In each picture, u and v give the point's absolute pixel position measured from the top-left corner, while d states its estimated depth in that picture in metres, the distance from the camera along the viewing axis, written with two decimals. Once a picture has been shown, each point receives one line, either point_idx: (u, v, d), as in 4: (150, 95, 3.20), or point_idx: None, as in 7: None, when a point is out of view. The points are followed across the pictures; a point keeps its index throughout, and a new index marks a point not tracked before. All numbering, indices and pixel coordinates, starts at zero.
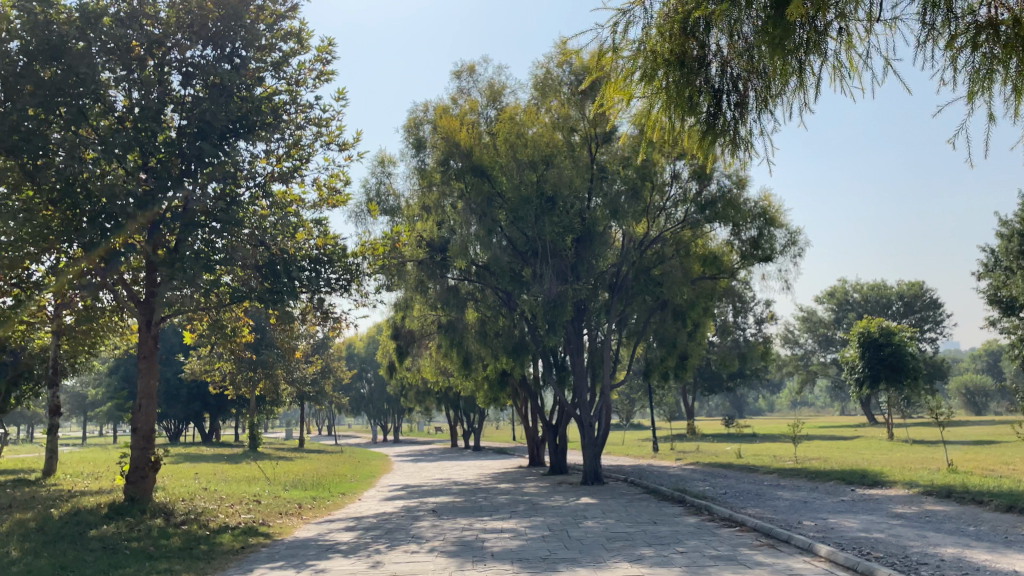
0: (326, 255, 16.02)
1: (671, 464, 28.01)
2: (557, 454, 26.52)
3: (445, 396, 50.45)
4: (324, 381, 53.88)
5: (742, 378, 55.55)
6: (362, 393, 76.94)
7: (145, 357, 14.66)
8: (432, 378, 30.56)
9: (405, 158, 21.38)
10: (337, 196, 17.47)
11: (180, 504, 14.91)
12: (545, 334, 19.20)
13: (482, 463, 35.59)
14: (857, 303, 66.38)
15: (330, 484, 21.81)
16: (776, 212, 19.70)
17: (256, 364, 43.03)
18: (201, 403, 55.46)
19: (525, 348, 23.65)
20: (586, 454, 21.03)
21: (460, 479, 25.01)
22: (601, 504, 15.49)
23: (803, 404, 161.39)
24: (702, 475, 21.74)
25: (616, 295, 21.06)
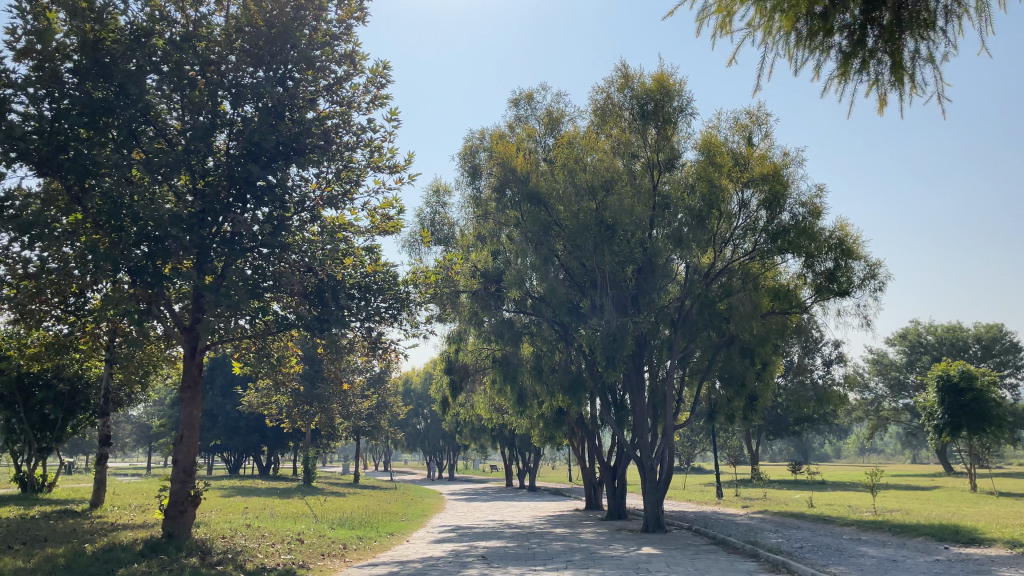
0: (376, 284, 15.46)
1: (737, 512, 26.42)
2: (615, 498, 25.28)
3: (500, 434, 49.42)
4: (378, 416, 53.47)
5: (810, 422, 53.05)
6: (417, 429, 76.39)
7: (188, 387, 14.22)
8: (486, 414, 29.68)
9: (460, 186, 20.83)
10: (390, 223, 16.93)
11: (220, 541, 14.27)
12: (604, 369, 18.18)
13: (537, 505, 34.38)
14: (932, 346, 63.23)
15: (377, 523, 21.01)
16: (853, 243, 18.33)
17: (311, 398, 42.83)
18: (257, 436, 55.60)
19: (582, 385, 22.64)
20: (647, 499, 19.75)
21: (512, 522, 23.95)
22: (665, 555, 14.35)
23: (872, 450, 154.75)
24: (773, 526, 20.23)
25: (679, 330, 20.00)
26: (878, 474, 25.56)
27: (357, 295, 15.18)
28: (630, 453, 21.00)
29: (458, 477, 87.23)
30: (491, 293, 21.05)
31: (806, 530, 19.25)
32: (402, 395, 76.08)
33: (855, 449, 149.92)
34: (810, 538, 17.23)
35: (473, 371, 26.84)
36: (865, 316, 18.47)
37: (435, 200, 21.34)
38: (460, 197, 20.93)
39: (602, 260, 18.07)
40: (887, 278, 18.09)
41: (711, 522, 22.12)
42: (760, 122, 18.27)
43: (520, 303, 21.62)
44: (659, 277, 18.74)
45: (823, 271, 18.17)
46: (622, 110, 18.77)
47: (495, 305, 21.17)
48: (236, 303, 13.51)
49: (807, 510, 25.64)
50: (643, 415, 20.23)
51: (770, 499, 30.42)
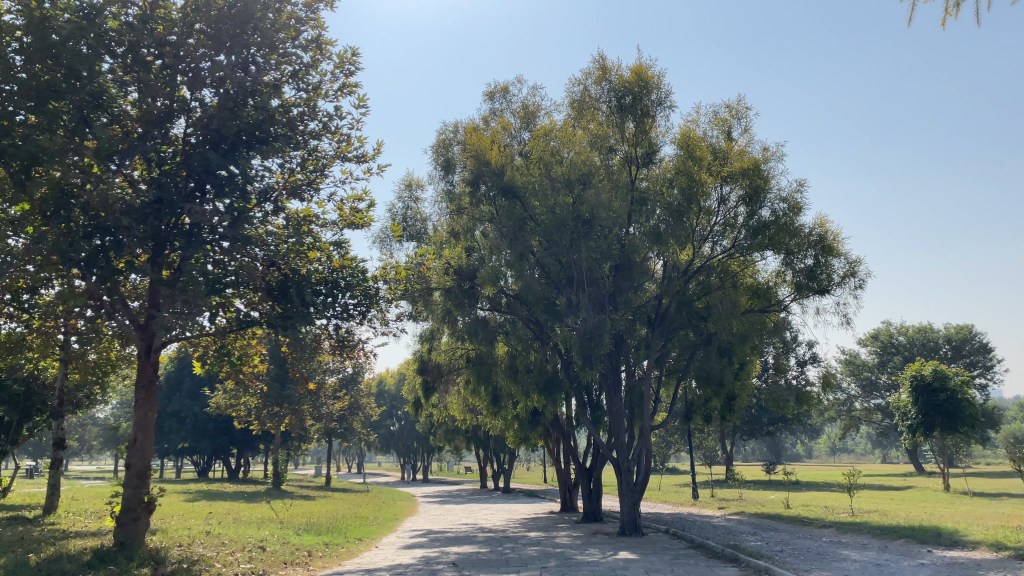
0: (344, 279, 14.77)
1: (714, 514, 26.05)
2: (591, 500, 24.79)
3: (474, 436, 48.78)
4: (350, 418, 52.60)
5: (784, 422, 53.03)
6: (391, 430, 75.50)
7: (142, 387, 13.51)
8: (459, 415, 29.10)
9: (433, 181, 20.22)
10: (358, 216, 16.29)
11: (176, 549, 13.59)
12: (580, 369, 17.69)
13: (511, 508, 33.85)
14: (901, 346, 63.11)
15: (345, 528, 20.34)
16: (834, 239, 17.91)
17: (280, 400, 41.92)
18: (226, 439, 54.48)
19: (557, 385, 22.20)
20: (623, 502, 19.28)
21: (485, 525, 23.34)
22: (642, 561, 13.86)
23: (843, 450, 156.20)
24: (751, 528, 19.87)
25: (657, 328, 19.58)
26: (855, 474, 25.32)
27: (323, 291, 14.50)
28: (606, 455, 20.55)
29: (431, 479, 86.40)
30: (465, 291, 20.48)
31: (785, 532, 18.88)
32: (375, 397, 75.13)
33: (827, 449, 151.16)
34: (789, 542, 16.85)
35: (447, 371, 26.23)
36: (845, 315, 18.15)
37: (407, 194, 20.71)
38: (432, 191, 20.31)
39: (578, 257, 17.59)
40: (867, 276, 17.76)
41: (688, 524, 21.70)
42: (740, 117, 17.92)
43: (495, 301, 21.06)
44: (636, 274, 18.31)
45: (803, 268, 17.82)
46: (599, 104, 18.40)
47: (468, 303, 20.59)
48: (193, 298, 12.80)
49: (784, 512, 25.35)
50: (620, 415, 19.77)
51: (746, 500, 30.12)
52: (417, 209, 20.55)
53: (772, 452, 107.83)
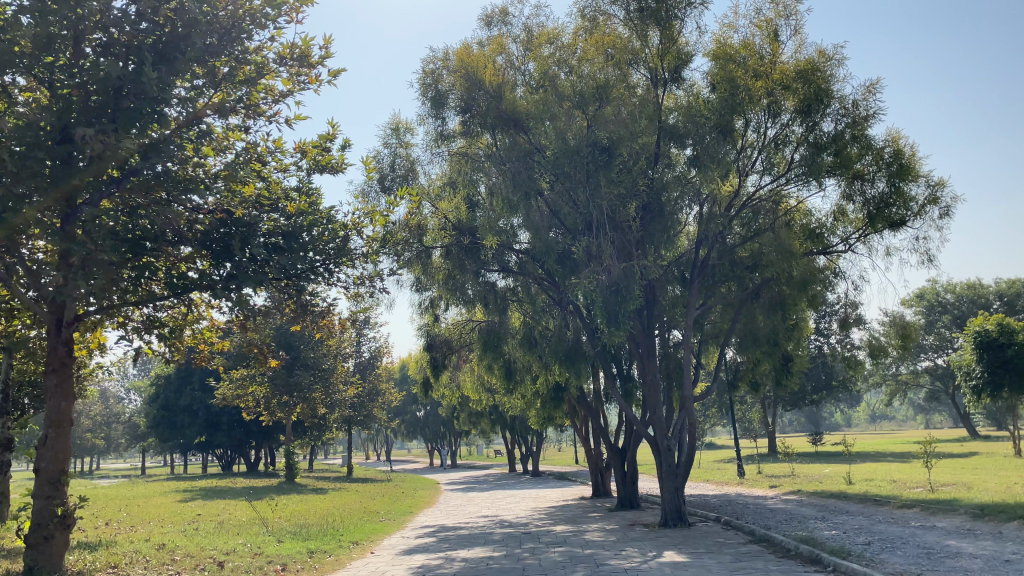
0: (305, 226, 11.78)
1: (767, 494, 22.89)
2: (624, 484, 21.67)
3: (498, 418, 45.96)
4: (369, 404, 50.00)
5: (829, 390, 49.54)
6: (417, 416, 72.94)
7: (53, 371, 10.64)
8: (475, 394, 26.17)
9: (423, 121, 17.13)
10: (325, 158, 13.36)
11: (103, 572, 10.76)
12: (607, 330, 14.56)
13: (538, 494, 30.97)
14: (950, 305, 59.26)
15: (342, 530, 17.54)
16: (912, 158, 14.63)
17: (289, 388, 39.40)
18: (241, 431, 52.28)
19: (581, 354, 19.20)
20: (664, 487, 16.14)
21: (506, 518, 20.41)
22: (694, 566, 10.72)
23: (884, 417, 151.69)
24: (819, 513, 16.72)
25: (697, 278, 16.51)
26: (930, 443, 21.97)
27: (279, 243, 11.52)
28: (640, 432, 17.47)
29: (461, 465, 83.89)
30: (468, 246, 17.59)
31: (862, 517, 15.68)
32: (396, 382, 72.55)
33: (868, 416, 146.61)
34: (874, 531, 13.62)
35: (458, 346, 23.31)
36: (925, 251, 14.96)
37: (395, 141, 17.70)
38: (424, 134, 17.19)
39: (596, 192, 14.50)
40: (954, 201, 14.50)
41: (741, 510, 18.54)
42: (787, 16, 14.77)
43: (504, 261, 18.04)
44: (668, 216, 15.23)
45: (874, 196, 14.68)
46: (613, 13, 15.29)
47: (472, 263, 17.66)
48: (99, 252, 9.88)
49: (848, 489, 22.12)
50: (656, 386, 16.69)
51: (799, 476, 26.99)
52: (407, 156, 17.52)
53: (811, 422, 103.82)
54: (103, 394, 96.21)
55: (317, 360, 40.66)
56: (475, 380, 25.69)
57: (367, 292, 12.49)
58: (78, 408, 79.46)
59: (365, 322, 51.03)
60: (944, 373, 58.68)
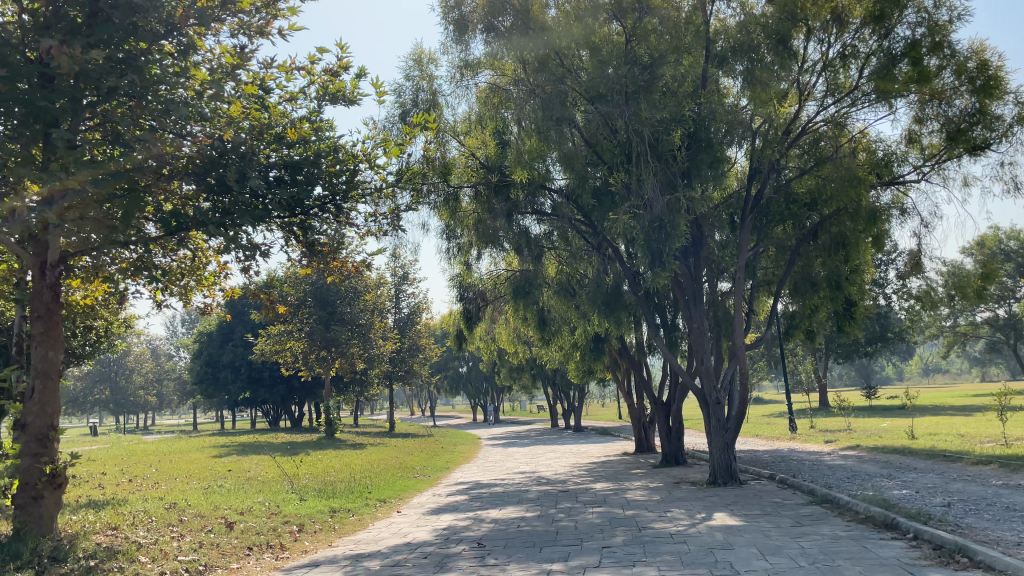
0: (311, 155, 10.63)
1: (822, 449, 21.47)
2: (670, 441, 20.39)
3: (538, 372, 44.95)
4: (409, 360, 49.40)
5: (885, 341, 47.27)
6: (460, 371, 72.36)
7: (39, 318, 9.71)
8: (512, 347, 25.06)
9: (446, 50, 15.70)
10: (336, 85, 12.16)
11: (100, 535, 9.98)
12: (650, 271, 13.18)
13: (581, 450, 29.96)
14: (1013, 252, 56.01)
15: (371, 488, 16.74)
16: (999, 70, 12.86)
17: (326, 343, 38.84)
18: (282, 387, 52.21)
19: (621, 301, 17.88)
20: (712, 443, 14.91)
21: (544, 476, 19.38)
22: (750, 532, 9.44)
23: (938, 371, 147.39)
24: (885, 471, 15.28)
25: (750, 214, 15.00)
26: (1005, 395, 20.20)
27: (280, 176, 10.38)
28: (687, 384, 16.15)
29: (503, 420, 83.56)
30: (499, 185, 16.34)
31: (934, 475, 14.20)
32: (437, 337, 71.93)
33: (921, 369, 142.66)
34: (952, 491, 12.18)
35: (492, 296, 22.12)
36: (1011, 177, 13.34)
37: (417, 73, 16.33)
38: (447, 64, 15.76)
39: (636, 117, 13.12)
40: None
41: (797, 468, 17.18)
42: None
43: (537, 204, 16.71)
44: (717, 145, 13.73)
45: (953, 115, 13.16)
46: None
47: (504, 204, 16.39)
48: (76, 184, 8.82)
49: (912, 444, 20.59)
50: (704, 333, 15.37)
51: (854, 431, 25.47)
52: (430, 89, 16.13)
53: (862, 375, 100.81)
54: (153, 352, 97.89)
55: (353, 316, 39.66)
56: (510, 332, 24.56)
57: (379, 235, 11.34)
58: (128, 365, 80.77)
59: (402, 277, 50.19)
60: (1008, 324, 55.67)
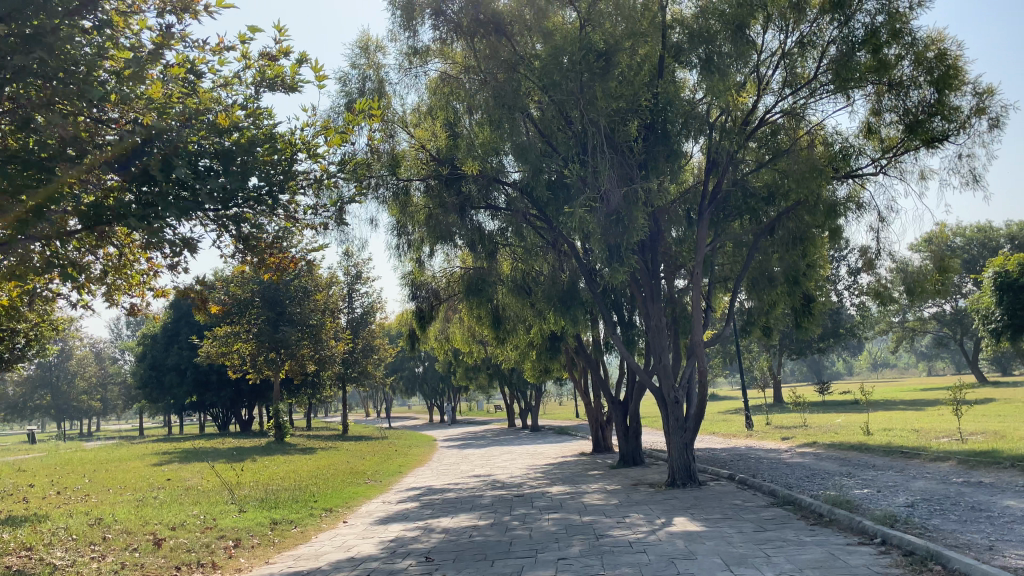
0: (244, 142, 9.84)
1: (779, 447, 21.30)
2: (627, 441, 19.98)
3: (494, 372, 44.41)
4: (362, 360, 48.40)
5: (837, 337, 47.77)
6: (416, 371, 71.38)
7: None
8: (467, 346, 24.44)
9: (394, 37, 14.99)
10: (275, 69, 11.45)
11: (10, 557, 9.09)
12: (608, 266, 12.67)
13: (537, 450, 29.49)
14: (959, 249, 57.17)
15: (318, 496, 15.98)
16: (957, 60, 12.62)
17: (276, 344, 37.73)
18: (231, 390, 50.72)
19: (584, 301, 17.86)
20: (671, 444, 14.51)
21: (499, 479, 18.83)
22: (713, 539, 9.00)
23: (886, 365, 150.86)
24: (844, 470, 15.09)
25: (708, 207, 14.65)
26: (958, 391, 20.28)
27: (210, 165, 9.57)
28: (645, 383, 15.71)
29: (459, 420, 82.78)
30: (451, 178, 15.70)
31: (894, 474, 14.02)
32: (392, 337, 70.84)
33: (869, 364, 145.91)
34: (913, 490, 11.97)
35: (445, 295, 21.47)
36: (969, 170, 13.18)
37: (364, 61, 15.61)
38: (395, 52, 15.07)
39: (592, 106, 12.62)
40: (1005, 109, 12.55)
41: (756, 467, 16.91)
42: None
43: (491, 199, 16.13)
44: (674, 136, 13.31)
45: (912, 107, 12.93)
46: None
47: (456, 199, 15.77)
48: None
49: (868, 441, 20.55)
50: (662, 331, 14.93)
51: (810, 427, 25.43)
52: (377, 78, 15.42)
53: (813, 371, 102.41)
54: (97, 355, 94.78)
55: (304, 316, 38.54)
56: (464, 331, 23.95)
57: (318, 229, 10.62)
58: (70, 369, 78.00)
59: (355, 276, 49.15)
60: (954, 320, 56.82)
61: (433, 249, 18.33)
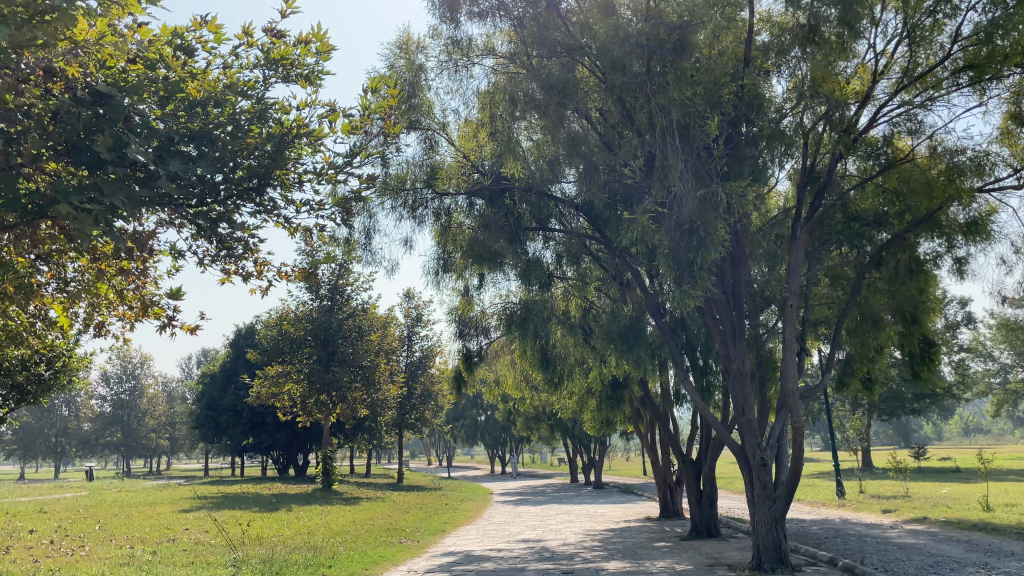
0: (223, 122, 7.96)
1: (882, 522, 18.13)
2: (700, 509, 17.13)
3: (556, 423, 41.84)
4: (420, 407, 46.37)
5: (936, 398, 43.39)
6: (479, 421, 68.93)
7: None
8: (519, 393, 22.12)
9: (434, 33, 13.19)
10: (281, 50, 9.68)
11: None
12: (684, 292, 10.27)
13: (597, 512, 26.72)
14: None
15: (335, 559, 13.81)
16: None
17: (326, 386, 36.03)
18: (286, 432, 49.29)
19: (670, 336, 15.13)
20: (756, 517, 11.83)
21: (549, 548, 16.23)
22: None
23: (980, 431, 140.86)
24: (977, 559, 12.06)
25: (804, 226, 12.22)
26: None
27: (178, 147, 7.70)
28: (723, 440, 13.03)
29: (522, 472, 79.56)
30: (498, 194, 13.65)
31: None
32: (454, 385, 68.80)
33: (961, 428, 136.21)
34: None
35: (495, 334, 19.32)
36: None
37: (404, 63, 13.86)
38: (437, 50, 13.27)
39: (664, 96, 10.48)
40: None
41: (860, 548, 13.91)
42: None
43: (545, 220, 14.01)
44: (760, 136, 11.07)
45: None
46: None
47: (506, 218, 13.66)
48: None
49: (992, 519, 17.21)
50: (746, 377, 12.36)
51: (913, 499, 21.94)
52: (418, 81, 13.63)
53: (902, 435, 95.72)
54: (167, 394, 95.70)
55: (356, 357, 36.83)
56: (516, 375, 21.66)
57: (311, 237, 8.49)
58: (140, 408, 78.13)
59: (416, 318, 47.58)
60: None
61: (478, 280, 16.24)
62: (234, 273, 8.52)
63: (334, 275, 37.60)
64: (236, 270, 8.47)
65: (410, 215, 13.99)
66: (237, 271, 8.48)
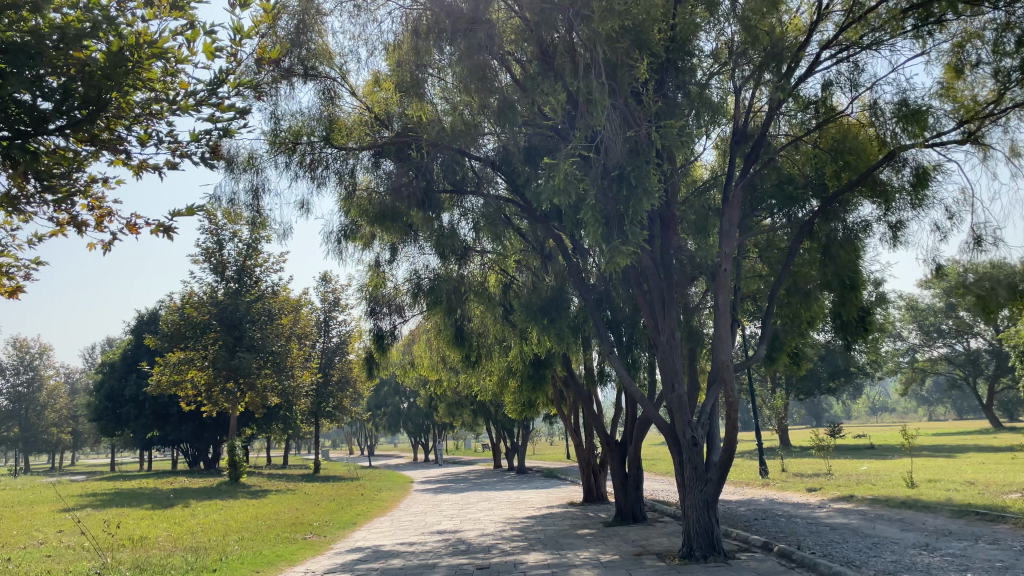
0: (41, 31, 6.36)
1: (809, 501, 17.67)
2: (625, 492, 16.19)
3: (478, 407, 40.78)
4: (338, 394, 44.46)
5: (850, 378, 44.28)
6: (401, 408, 67.40)
7: None
8: (436, 376, 20.87)
9: None
10: None
11: None
12: (613, 253, 9.16)
13: (518, 499, 25.70)
14: None
15: (222, 561, 12.22)
16: None
17: (233, 373, 33.93)
18: (192, 424, 46.62)
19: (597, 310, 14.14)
20: (687, 501, 10.87)
21: (467, 540, 15.01)
22: None
23: (884, 410, 147.35)
24: (914, 539, 11.46)
25: (739, 184, 11.43)
26: None
27: None
28: (649, 417, 12.03)
29: (445, 461, 78.36)
30: (406, 152, 12.35)
31: (988, 547, 10.43)
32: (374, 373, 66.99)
33: (867, 407, 141.79)
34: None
35: (410, 312, 17.95)
36: None
37: None
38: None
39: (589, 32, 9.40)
40: None
41: (793, 530, 13.21)
42: None
43: (460, 183, 12.83)
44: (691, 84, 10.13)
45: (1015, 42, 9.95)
46: None
47: (418, 180, 12.24)
48: None
49: (918, 495, 16.92)
50: (675, 350, 11.40)
51: (836, 478, 21.67)
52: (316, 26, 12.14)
53: (815, 416, 98.84)
54: (68, 387, 90.43)
55: (266, 342, 34.83)
56: (432, 357, 20.28)
57: (161, 179, 6.96)
58: (40, 402, 73.01)
59: (333, 303, 45.67)
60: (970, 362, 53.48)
61: (388, 253, 14.88)
62: (66, 222, 6.99)
63: (242, 255, 35.66)
64: (67, 218, 6.92)
65: (308, 176, 12.48)
66: (69, 219, 6.96)
